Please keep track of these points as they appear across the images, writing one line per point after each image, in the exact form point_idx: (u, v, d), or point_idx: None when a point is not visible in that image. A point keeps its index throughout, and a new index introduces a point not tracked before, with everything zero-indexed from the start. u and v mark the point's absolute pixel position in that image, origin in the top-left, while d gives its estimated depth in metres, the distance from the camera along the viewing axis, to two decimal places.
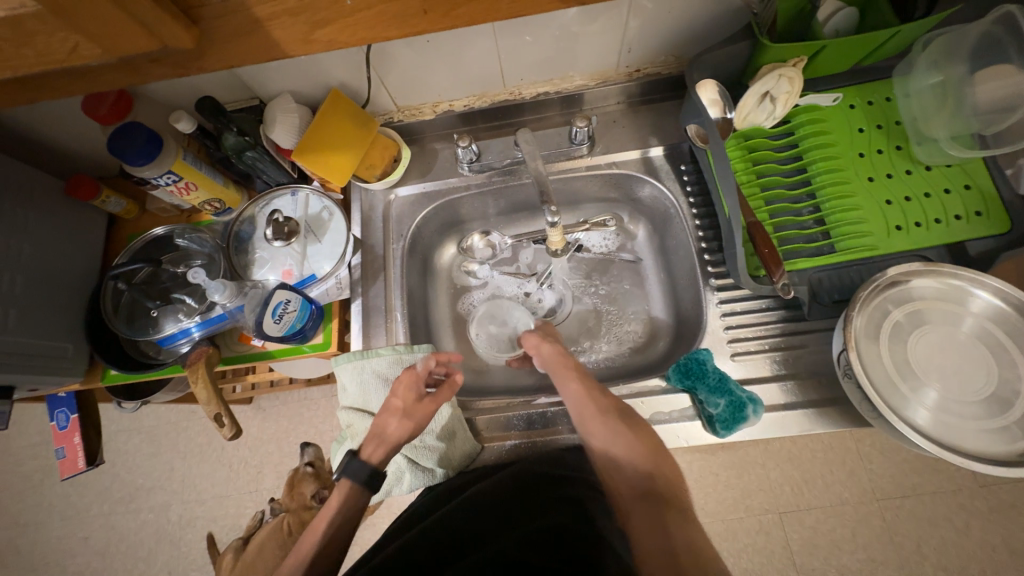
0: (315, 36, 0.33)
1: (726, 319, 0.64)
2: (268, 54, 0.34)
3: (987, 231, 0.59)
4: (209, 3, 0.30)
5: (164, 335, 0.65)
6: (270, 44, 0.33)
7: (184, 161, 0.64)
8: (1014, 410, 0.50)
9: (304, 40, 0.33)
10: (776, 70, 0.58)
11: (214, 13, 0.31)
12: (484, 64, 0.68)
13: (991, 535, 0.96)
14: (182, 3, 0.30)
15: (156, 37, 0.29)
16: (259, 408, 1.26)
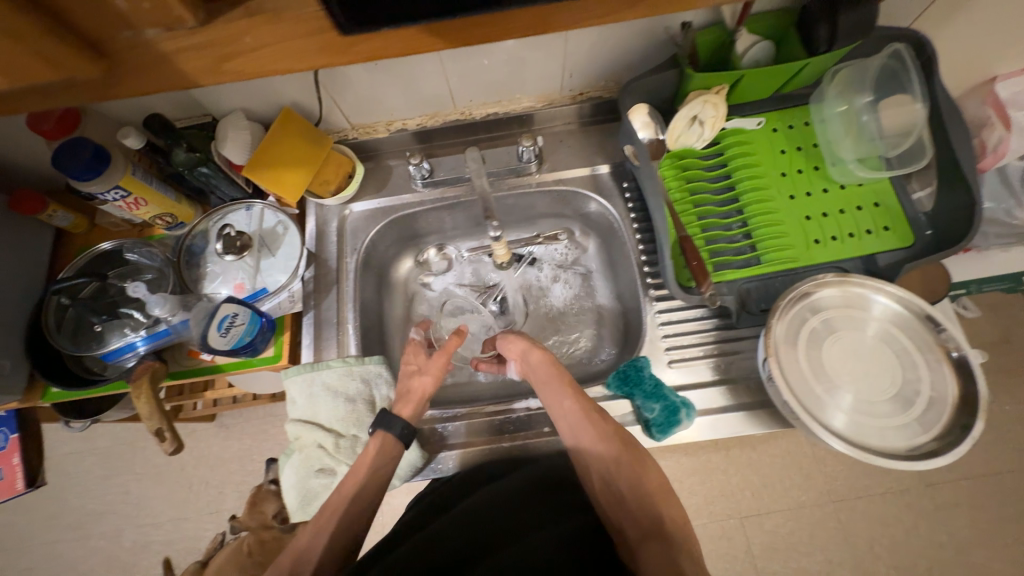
0: (224, 69, 0.33)
1: (664, 328, 0.68)
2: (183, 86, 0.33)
3: (894, 245, 0.64)
4: (117, 36, 0.30)
5: (109, 350, 0.64)
6: (181, 77, 0.32)
7: (134, 176, 0.64)
8: (913, 408, 0.55)
9: (214, 70, 0.32)
10: (700, 97, 0.63)
11: (125, 46, 0.30)
12: (434, 86, 0.71)
13: (938, 533, 0.95)
14: (86, 37, 0.29)
15: (57, 68, 0.29)
16: (223, 425, 1.22)
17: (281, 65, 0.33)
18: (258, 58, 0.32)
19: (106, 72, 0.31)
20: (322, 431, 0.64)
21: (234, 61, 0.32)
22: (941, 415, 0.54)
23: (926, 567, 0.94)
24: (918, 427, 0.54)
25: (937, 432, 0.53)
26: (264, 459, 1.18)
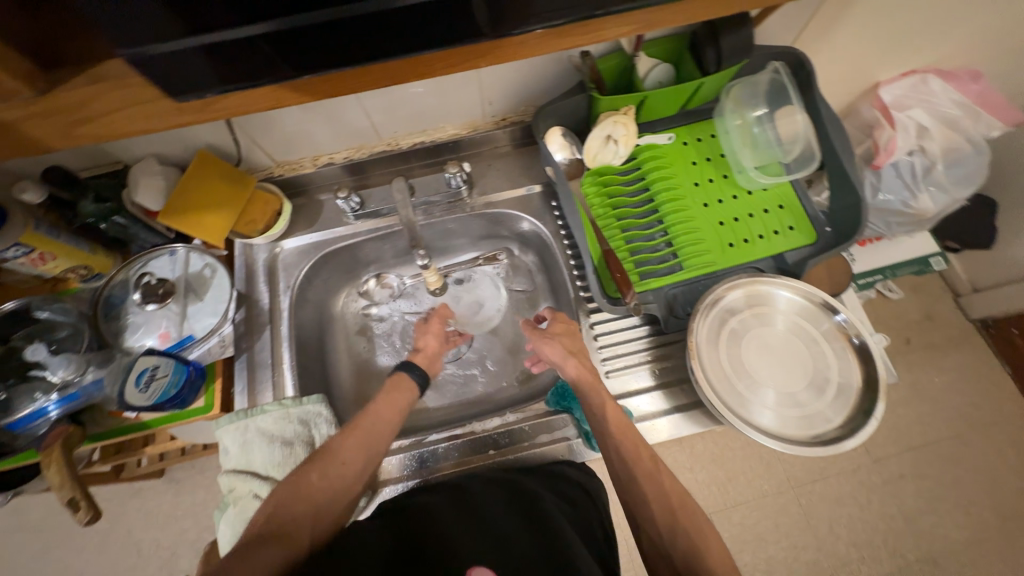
0: (79, 132, 0.38)
1: (600, 340, 0.70)
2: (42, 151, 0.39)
3: (800, 242, 0.69)
4: None
5: (18, 419, 0.58)
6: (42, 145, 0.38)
7: (37, 231, 0.60)
8: (825, 394, 0.59)
9: (69, 135, 0.38)
10: (610, 117, 0.67)
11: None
12: (356, 120, 0.71)
13: (888, 505, 0.98)
14: None
15: None
16: (173, 480, 1.13)
17: (138, 125, 0.39)
18: (111, 121, 0.38)
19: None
20: (257, 479, 0.62)
21: (89, 123, 0.38)
22: (849, 399, 0.58)
23: (881, 542, 0.96)
24: (830, 413, 0.58)
25: (846, 416, 0.57)
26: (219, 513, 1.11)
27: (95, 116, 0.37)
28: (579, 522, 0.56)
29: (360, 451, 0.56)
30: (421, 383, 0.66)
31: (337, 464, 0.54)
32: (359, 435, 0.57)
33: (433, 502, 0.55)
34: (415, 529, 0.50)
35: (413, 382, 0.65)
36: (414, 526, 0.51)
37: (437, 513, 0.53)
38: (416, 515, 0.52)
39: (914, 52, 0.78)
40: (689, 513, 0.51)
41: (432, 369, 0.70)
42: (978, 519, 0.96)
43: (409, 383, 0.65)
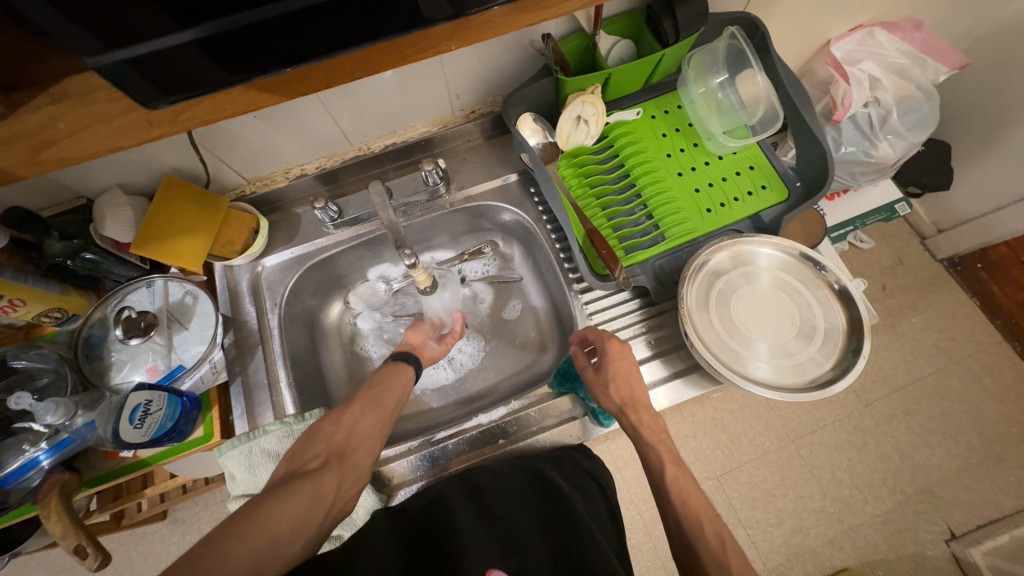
0: (43, 157, 0.36)
1: (593, 318, 0.71)
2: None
3: (773, 200, 0.71)
4: None
5: (5, 474, 0.56)
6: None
7: (3, 277, 0.58)
8: (814, 340, 0.61)
9: (32, 162, 0.36)
10: (579, 98, 0.67)
11: None
12: (325, 128, 0.70)
13: (884, 445, 1.02)
14: None
15: None
16: (177, 521, 1.10)
17: (108, 144, 0.37)
18: (70, 144, 0.36)
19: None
20: None
21: (51, 148, 0.36)
22: (837, 343, 0.60)
23: (882, 481, 1.00)
24: (821, 358, 0.60)
25: (836, 359, 0.59)
26: None
27: (56, 140, 0.36)
28: (597, 518, 0.56)
29: (370, 420, 0.59)
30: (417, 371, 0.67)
31: (350, 418, 0.58)
32: (372, 414, 0.60)
33: (440, 504, 0.53)
34: (420, 536, 0.49)
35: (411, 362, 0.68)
36: (419, 533, 0.49)
37: (443, 513, 0.51)
38: (422, 521, 0.51)
39: (857, 7, 0.81)
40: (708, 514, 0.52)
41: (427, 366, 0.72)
42: (967, 446, 1.01)
43: (407, 369, 0.67)
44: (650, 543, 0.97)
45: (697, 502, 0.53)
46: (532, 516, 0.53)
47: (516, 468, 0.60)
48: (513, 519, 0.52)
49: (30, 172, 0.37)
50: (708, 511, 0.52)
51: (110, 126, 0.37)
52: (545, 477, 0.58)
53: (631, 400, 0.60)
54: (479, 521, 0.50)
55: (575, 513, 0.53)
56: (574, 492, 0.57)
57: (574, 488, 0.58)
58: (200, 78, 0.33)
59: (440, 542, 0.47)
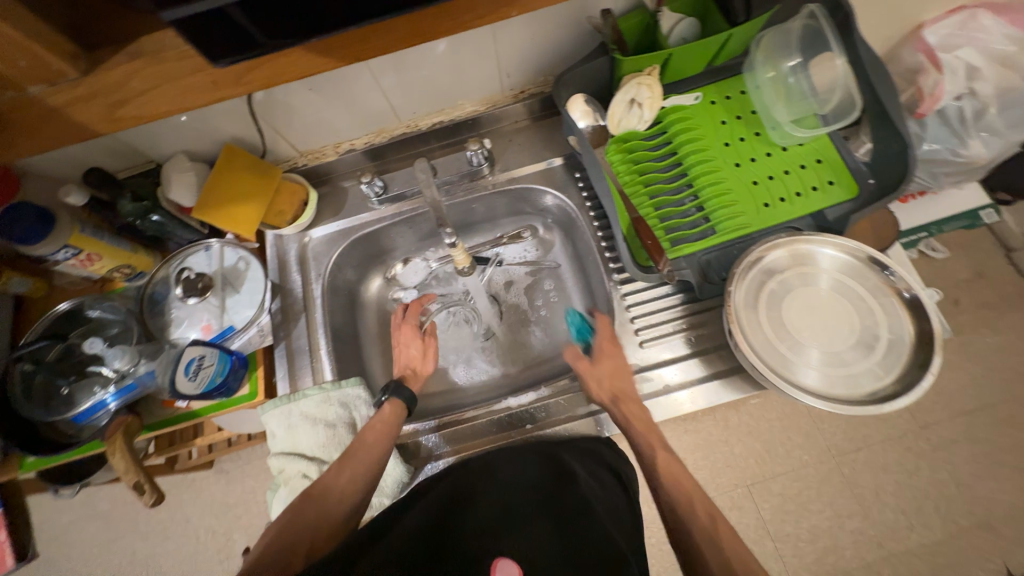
0: (119, 115, 0.39)
1: (632, 311, 0.68)
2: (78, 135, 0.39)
3: (841, 197, 0.65)
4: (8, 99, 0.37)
5: (79, 411, 0.62)
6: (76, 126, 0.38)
7: (83, 233, 0.63)
8: (876, 352, 0.56)
9: (109, 119, 0.38)
10: (635, 79, 0.64)
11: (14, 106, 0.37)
12: (374, 103, 0.71)
13: (938, 472, 0.94)
14: None
15: None
16: (222, 471, 1.19)
17: (176, 104, 0.39)
18: (145, 99, 0.38)
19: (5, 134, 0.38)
20: (304, 460, 0.65)
21: (126, 106, 0.38)
22: (901, 356, 0.55)
23: (933, 509, 0.93)
24: (881, 371, 0.55)
25: (898, 374, 0.54)
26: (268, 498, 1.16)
27: (131, 97, 0.38)
28: (615, 514, 0.55)
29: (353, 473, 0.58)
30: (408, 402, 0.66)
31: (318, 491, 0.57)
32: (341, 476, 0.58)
33: (461, 496, 0.53)
34: (440, 523, 0.50)
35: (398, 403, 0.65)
36: (438, 518, 0.50)
37: (462, 507, 0.52)
38: (441, 508, 0.52)
39: None
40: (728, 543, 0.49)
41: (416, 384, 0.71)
42: None
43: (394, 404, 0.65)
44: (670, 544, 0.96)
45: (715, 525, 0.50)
46: (553, 509, 0.52)
47: (540, 457, 0.59)
48: (532, 512, 0.51)
49: (108, 128, 0.39)
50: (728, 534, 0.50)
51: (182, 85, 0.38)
52: (566, 470, 0.57)
53: (622, 392, 0.61)
54: (492, 512, 0.51)
55: (589, 508, 0.53)
56: (593, 489, 0.56)
57: (595, 486, 0.57)
58: (260, 34, 0.34)
59: (455, 539, 0.48)
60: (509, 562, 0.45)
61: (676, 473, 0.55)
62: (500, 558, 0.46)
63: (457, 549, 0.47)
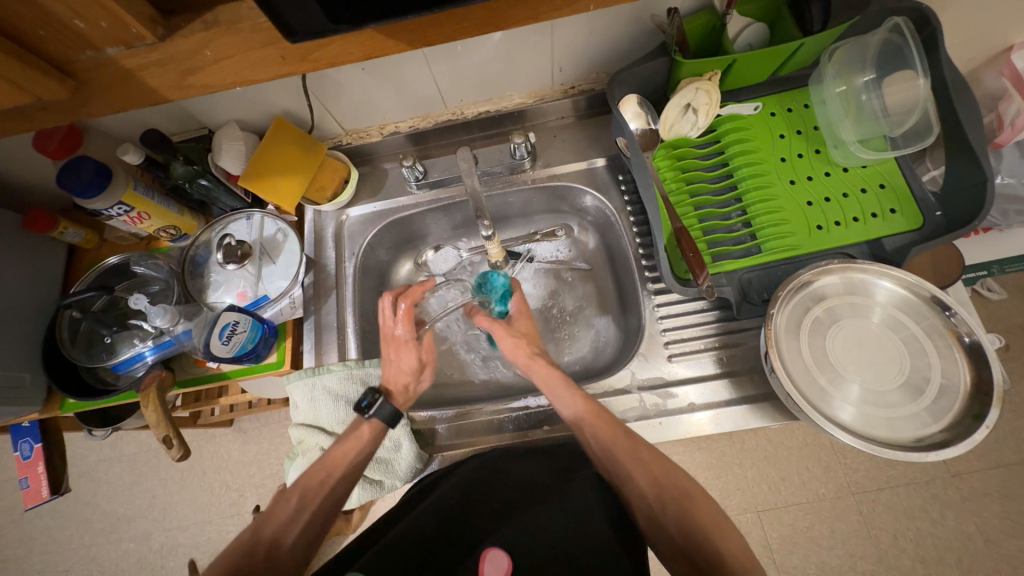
0: (188, 82, 0.40)
1: (664, 323, 0.66)
2: (148, 97, 0.41)
3: (904, 227, 0.61)
4: (82, 58, 0.37)
5: (119, 361, 0.65)
6: (147, 89, 0.40)
7: (135, 191, 0.66)
8: (924, 396, 0.53)
9: (179, 84, 0.40)
10: (694, 84, 0.61)
11: (88, 66, 0.38)
12: (423, 88, 0.71)
13: (966, 524, 0.89)
14: (59, 63, 0.37)
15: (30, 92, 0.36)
16: (240, 430, 1.23)
17: (241, 75, 0.40)
18: (215, 69, 0.39)
19: (79, 93, 0.39)
20: (323, 434, 0.66)
21: (196, 74, 0.39)
22: (952, 404, 0.52)
23: (955, 561, 0.88)
24: (928, 417, 0.52)
25: (948, 422, 0.51)
26: (280, 462, 1.19)
27: (202, 65, 0.39)
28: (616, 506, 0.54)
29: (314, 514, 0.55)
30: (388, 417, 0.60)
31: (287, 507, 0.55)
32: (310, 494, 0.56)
33: (467, 496, 0.54)
34: (444, 523, 0.52)
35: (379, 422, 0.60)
36: (443, 519, 0.52)
37: (467, 508, 0.53)
38: (446, 510, 0.53)
39: None
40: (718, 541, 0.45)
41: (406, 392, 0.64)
42: None
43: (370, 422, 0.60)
44: None
45: (708, 523, 0.46)
46: (550, 508, 0.52)
47: (542, 455, 0.59)
48: (527, 509, 0.52)
49: (176, 94, 0.41)
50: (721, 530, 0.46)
51: (252, 57, 0.39)
52: (567, 466, 0.57)
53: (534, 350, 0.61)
54: (493, 510, 0.53)
55: (589, 508, 0.52)
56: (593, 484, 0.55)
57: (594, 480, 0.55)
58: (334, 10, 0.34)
59: (456, 544, 0.50)
60: (500, 552, 0.48)
61: (646, 465, 0.51)
62: (492, 549, 0.48)
63: (456, 553, 0.49)
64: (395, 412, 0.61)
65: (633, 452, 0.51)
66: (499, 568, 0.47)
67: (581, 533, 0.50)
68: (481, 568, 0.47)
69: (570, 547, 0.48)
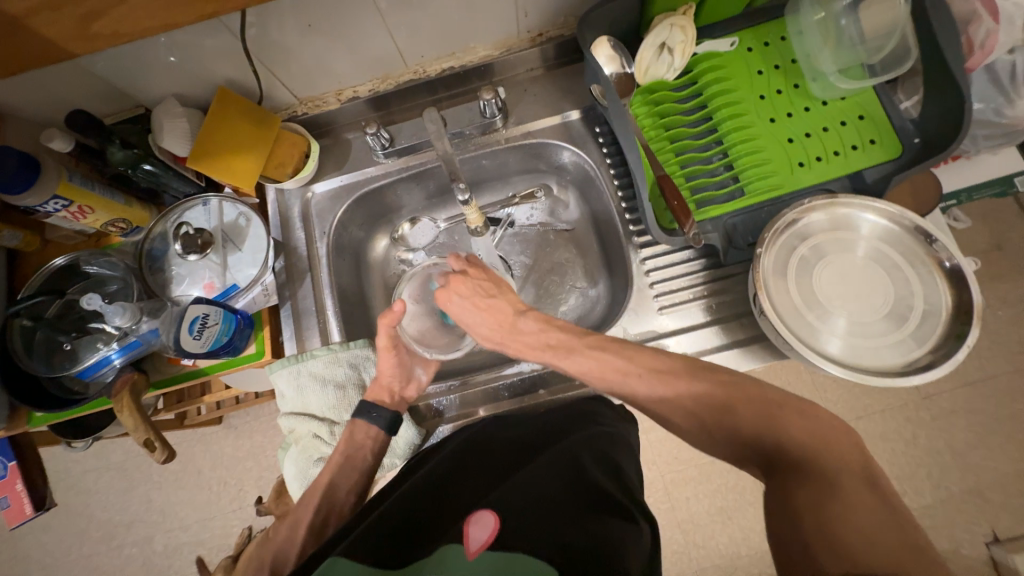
0: None
1: (652, 275, 0.65)
2: None
3: (881, 158, 0.60)
4: None
5: (84, 367, 0.61)
6: None
7: (72, 183, 0.60)
8: (908, 323, 0.54)
9: None
10: (667, 20, 0.60)
11: None
12: (378, 44, 0.65)
13: (935, 441, 0.94)
14: None
15: None
16: (231, 426, 1.21)
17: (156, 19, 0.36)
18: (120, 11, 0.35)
19: None
20: (315, 421, 0.65)
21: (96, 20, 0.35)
22: (935, 326, 0.53)
23: (925, 475, 0.94)
24: (913, 342, 0.53)
25: (932, 344, 0.52)
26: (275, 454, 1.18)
27: None
28: (607, 459, 0.53)
29: (310, 527, 0.57)
30: (387, 424, 0.61)
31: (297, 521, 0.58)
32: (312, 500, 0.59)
33: (453, 471, 0.52)
34: (434, 493, 0.49)
35: (377, 430, 0.61)
36: (434, 487, 0.50)
37: (454, 480, 0.51)
38: (430, 485, 0.50)
39: None
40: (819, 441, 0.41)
41: (393, 395, 0.64)
42: None
43: (372, 429, 0.61)
44: (668, 503, 0.98)
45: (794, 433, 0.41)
46: (541, 466, 0.50)
47: (531, 423, 0.58)
48: (523, 471, 0.50)
49: None
50: (816, 444, 0.40)
51: None
52: (558, 428, 0.56)
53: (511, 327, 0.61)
54: (482, 473, 0.51)
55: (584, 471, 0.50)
56: (584, 442, 0.54)
57: (586, 438, 0.54)
58: None
59: (440, 518, 0.46)
60: (487, 513, 0.44)
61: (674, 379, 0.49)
62: (479, 511, 0.45)
63: (444, 523, 0.46)
64: (394, 418, 0.61)
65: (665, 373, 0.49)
66: (485, 526, 0.43)
67: (579, 487, 0.48)
68: (467, 534, 0.43)
69: (559, 499, 0.46)
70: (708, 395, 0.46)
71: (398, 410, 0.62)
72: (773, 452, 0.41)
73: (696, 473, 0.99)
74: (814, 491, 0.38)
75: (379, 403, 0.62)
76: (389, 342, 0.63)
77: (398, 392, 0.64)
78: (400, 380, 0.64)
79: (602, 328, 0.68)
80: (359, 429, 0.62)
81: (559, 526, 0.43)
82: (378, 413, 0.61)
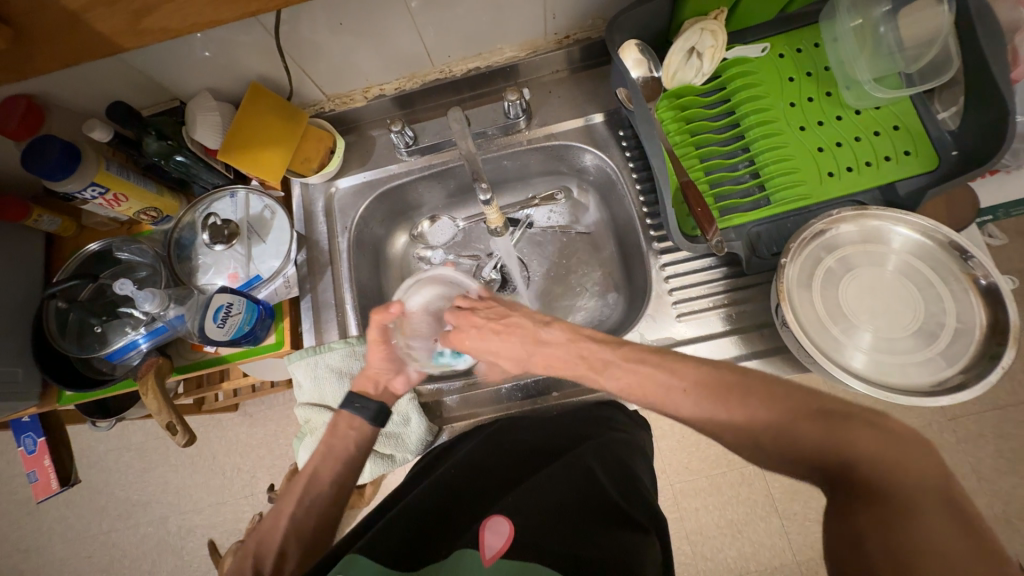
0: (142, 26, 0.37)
1: (671, 282, 0.65)
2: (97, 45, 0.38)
3: (916, 170, 0.58)
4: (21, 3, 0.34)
5: (114, 350, 0.63)
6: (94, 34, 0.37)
7: (109, 171, 0.62)
8: (939, 341, 0.52)
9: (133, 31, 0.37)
10: (698, 25, 0.59)
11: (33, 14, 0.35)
12: (407, 43, 0.66)
13: (961, 464, 0.91)
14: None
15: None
16: (247, 414, 1.24)
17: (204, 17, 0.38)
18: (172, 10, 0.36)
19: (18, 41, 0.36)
20: (330, 412, 0.66)
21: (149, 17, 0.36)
22: (968, 345, 0.51)
23: None
24: (943, 361, 0.51)
25: (964, 364, 0.51)
26: (288, 442, 1.20)
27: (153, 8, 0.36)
28: (619, 468, 0.53)
29: (291, 518, 0.55)
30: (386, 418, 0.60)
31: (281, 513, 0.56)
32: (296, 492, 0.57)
33: (466, 473, 0.52)
34: (447, 497, 0.49)
35: (361, 420, 0.60)
36: (449, 489, 0.50)
37: (468, 483, 0.51)
38: (444, 487, 0.51)
39: None
40: (859, 453, 0.36)
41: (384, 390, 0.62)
42: None
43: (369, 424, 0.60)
44: (677, 513, 0.97)
45: (854, 443, 0.37)
46: (555, 472, 0.50)
47: (544, 428, 0.58)
48: (537, 478, 0.49)
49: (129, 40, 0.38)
50: (880, 458, 0.36)
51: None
52: (572, 433, 0.56)
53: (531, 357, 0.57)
54: (497, 481, 0.51)
55: (599, 481, 0.50)
56: (597, 450, 0.53)
57: (599, 445, 0.54)
58: None
59: (459, 520, 0.47)
60: (501, 520, 0.44)
61: (716, 392, 0.44)
62: (494, 517, 0.45)
63: (461, 526, 0.46)
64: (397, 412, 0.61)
65: (700, 380, 0.45)
66: (500, 534, 0.43)
67: (594, 496, 0.48)
68: (481, 541, 0.42)
69: (573, 509, 0.46)
70: (758, 407, 0.42)
71: (385, 402, 0.60)
72: (829, 464, 0.37)
73: (707, 484, 0.97)
74: (876, 517, 0.34)
75: (363, 394, 0.60)
76: (379, 336, 0.60)
77: (385, 383, 0.62)
78: (389, 371, 0.61)
79: (620, 332, 0.68)
80: (342, 420, 0.60)
81: (572, 538, 0.43)
82: (372, 407, 0.60)
